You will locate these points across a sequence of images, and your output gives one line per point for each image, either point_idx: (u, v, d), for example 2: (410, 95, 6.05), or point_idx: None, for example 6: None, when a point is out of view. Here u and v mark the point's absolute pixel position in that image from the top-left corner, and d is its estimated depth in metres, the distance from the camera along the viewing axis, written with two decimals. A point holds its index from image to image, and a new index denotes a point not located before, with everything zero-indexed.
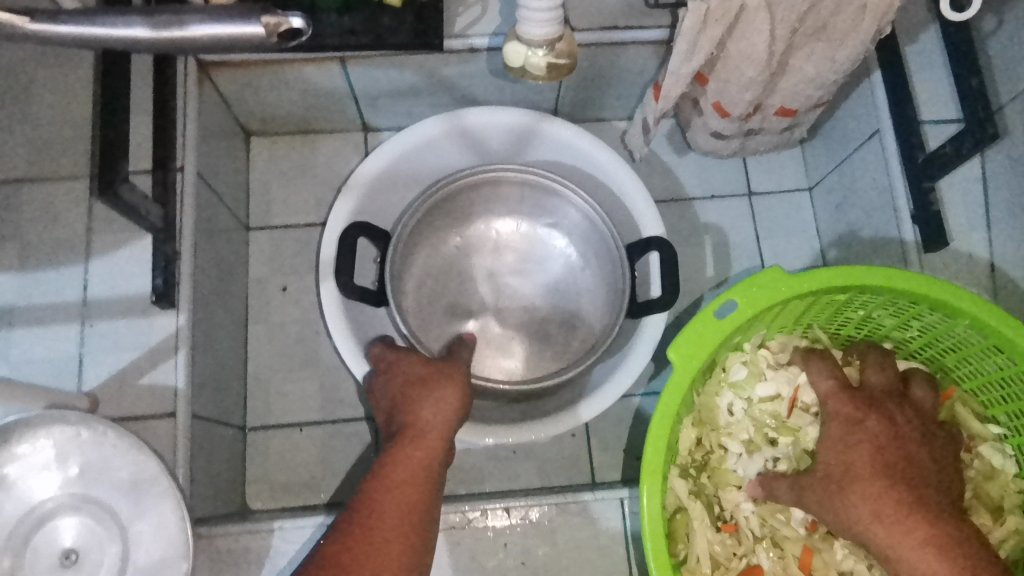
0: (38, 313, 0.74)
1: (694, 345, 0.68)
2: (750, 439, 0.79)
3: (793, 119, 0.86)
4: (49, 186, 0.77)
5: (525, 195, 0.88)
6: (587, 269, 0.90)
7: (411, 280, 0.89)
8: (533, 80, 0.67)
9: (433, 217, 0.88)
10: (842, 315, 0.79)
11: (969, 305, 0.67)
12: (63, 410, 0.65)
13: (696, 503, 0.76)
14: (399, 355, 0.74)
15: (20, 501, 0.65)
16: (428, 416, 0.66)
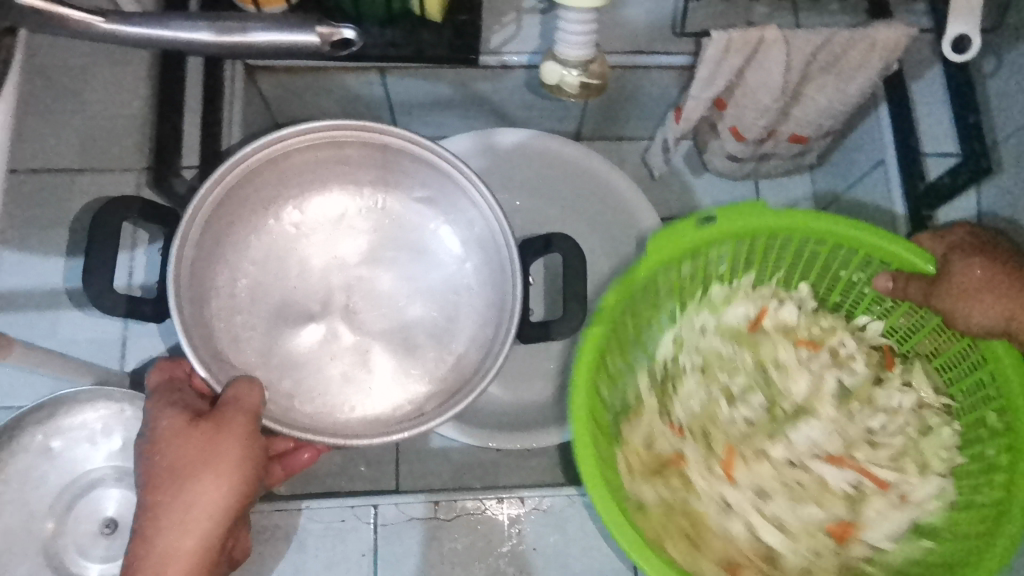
0: (88, 296, 0.79)
1: (670, 246, 0.68)
2: (706, 354, 0.79)
3: (804, 145, 0.91)
4: (100, 176, 0.81)
5: (376, 161, 0.69)
6: (472, 265, 0.71)
7: (222, 275, 0.67)
8: (567, 97, 0.72)
9: (254, 184, 0.66)
10: (830, 274, 0.78)
11: (907, 252, 0.68)
12: (109, 387, 0.69)
13: (651, 399, 0.76)
14: (168, 395, 0.61)
15: (65, 470, 0.69)
16: (199, 516, 0.54)
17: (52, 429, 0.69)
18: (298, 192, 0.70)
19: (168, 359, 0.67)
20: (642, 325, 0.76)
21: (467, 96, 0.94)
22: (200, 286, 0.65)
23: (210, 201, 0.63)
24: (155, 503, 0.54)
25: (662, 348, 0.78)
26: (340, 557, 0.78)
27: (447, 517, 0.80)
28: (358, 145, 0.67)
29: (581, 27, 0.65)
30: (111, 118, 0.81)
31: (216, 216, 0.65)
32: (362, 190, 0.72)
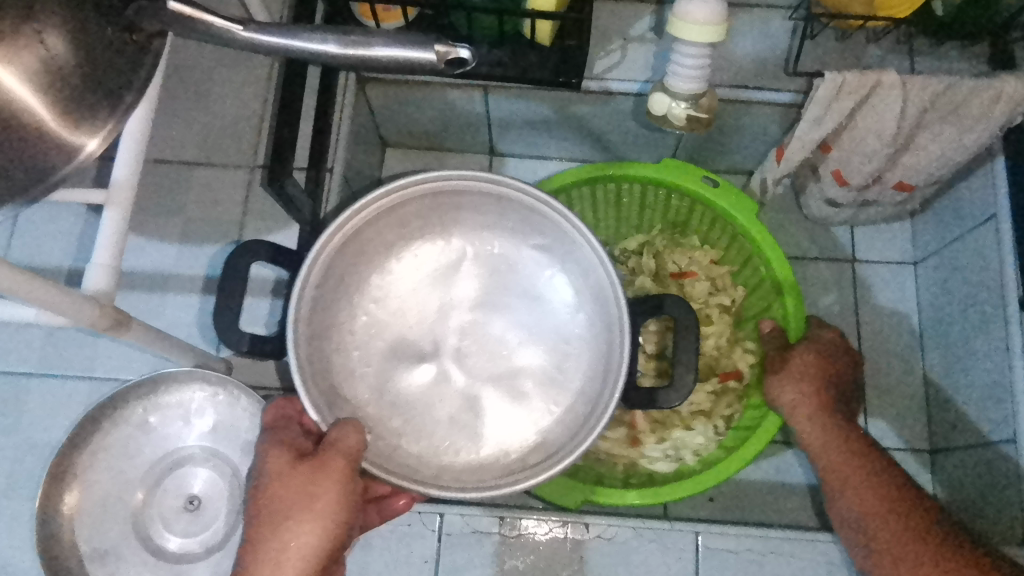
0: (192, 283, 0.83)
1: (632, 167, 0.86)
2: (642, 265, 0.96)
3: (909, 194, 0.88)
4: (214, 170, 0.85)
5: (486, 203, 0.64)
6: (583, 318, 0.63)
7: (342, 309, 0.63)
8: (672, 129, 0.72)
9: (387, 228, 0.63)
10: (761, 291, 0.92)
11: (790, 294, 0.84)
12: (207, 370, 0.72)
13: (640, 255, 0.97)
14: (274, 433, 0.62)
15: (159, 444, 0.73)
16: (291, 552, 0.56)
17: (150, 405, 0.73)
18: (415, 223, 0.65)
19: (284, 397, 0.67)
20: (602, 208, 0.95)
21: (564, 119, 0.96)
22: (322, 330, 0.61)
23: (349, 247, 0.62)
24: (256, 537, 0.57)
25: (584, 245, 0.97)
26: (403, 559, 0.80)
27: (509, 534, 0.81)
28: (471, 194, 0.63)
29: (693, 60, 0.65)
30: (230, 118, 0.86)
31: (344, 255, 0.62)
32: (471, 238, 0.66)
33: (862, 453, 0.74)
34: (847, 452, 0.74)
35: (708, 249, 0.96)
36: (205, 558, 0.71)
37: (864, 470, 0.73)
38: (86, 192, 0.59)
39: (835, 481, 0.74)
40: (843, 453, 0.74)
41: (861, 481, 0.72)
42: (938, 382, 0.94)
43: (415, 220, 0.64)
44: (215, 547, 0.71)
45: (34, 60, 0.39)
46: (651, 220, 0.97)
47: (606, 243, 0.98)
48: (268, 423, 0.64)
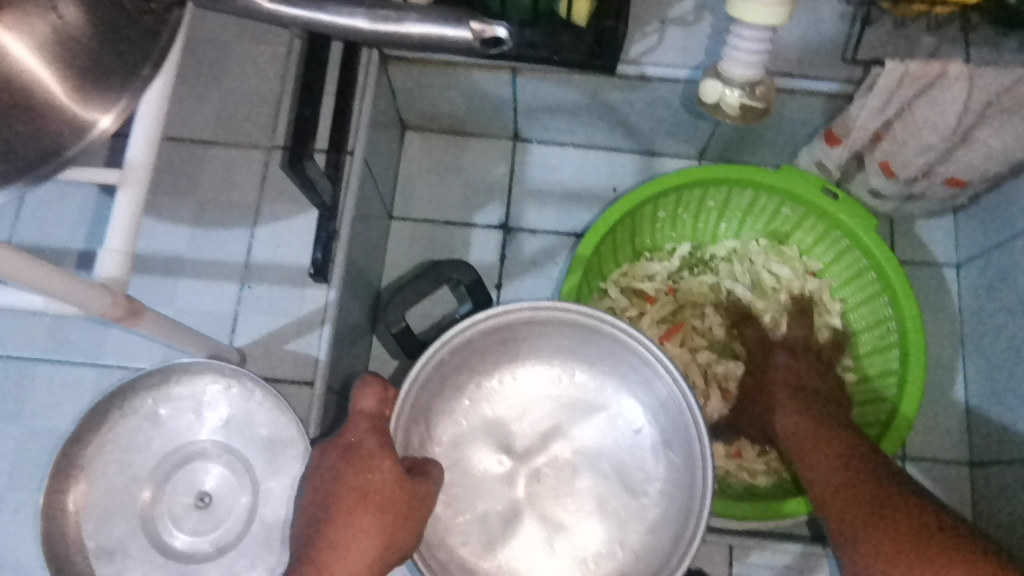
0: (202, 267, 0.79)
1: (719, 168, 0.85)
2: (733, 272, 0.96)
3: (960, 189, 0.83)
4: (229, 149, 0.82)
5: (621, 352, 0.73)
6: (660, 485, 0.73)
7: (468, 384, 0.75)
8: (724, 119, 0.67)
9: (540, 332, 0.74)
10: (869, 308, 0.90)
11: (906, 300, 0.82)
12: (219, 361, 0.68)
13: (725, 268, 0.96)
14: (366, 427, 0.60)
15: (170, 438, 0.69)
16: (351, 559, 0.56)
17: (161, 396, 0.69)
18: (565, 339, 0.75)
19: (372, 375, 0.62)
20: (695, 211, 0.94)
21: (594, 106, 0.92)
22: (449, 391, 0.74)
23: (500, 333, 0.72)
24: (325, 534, 0.56)
25: (675, 248, 0.96)
26: None
27: None
28: (610, 338, 0.72)
29: (755, 40, 0.60)
30: (248, 98, 0.82)
31: (492, 338, 0.72)
32: (596, 373, 0.76)
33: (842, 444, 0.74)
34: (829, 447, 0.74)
35: (808, 263, 0.95)
36: (216, 559, 0.67)
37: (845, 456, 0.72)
38: (101, 171, 0.55)
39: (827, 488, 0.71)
40: (804, 436, 0.77)
41: (818, 466, 0.72)
42: (981, 389, 0.90)
43: (558, 336, 0.74)
44: (226, 547, 0.67)
45: (44, 27, 0.37)
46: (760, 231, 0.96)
47: (694, 245, 0.97)
48: (358, 410, 0.61)
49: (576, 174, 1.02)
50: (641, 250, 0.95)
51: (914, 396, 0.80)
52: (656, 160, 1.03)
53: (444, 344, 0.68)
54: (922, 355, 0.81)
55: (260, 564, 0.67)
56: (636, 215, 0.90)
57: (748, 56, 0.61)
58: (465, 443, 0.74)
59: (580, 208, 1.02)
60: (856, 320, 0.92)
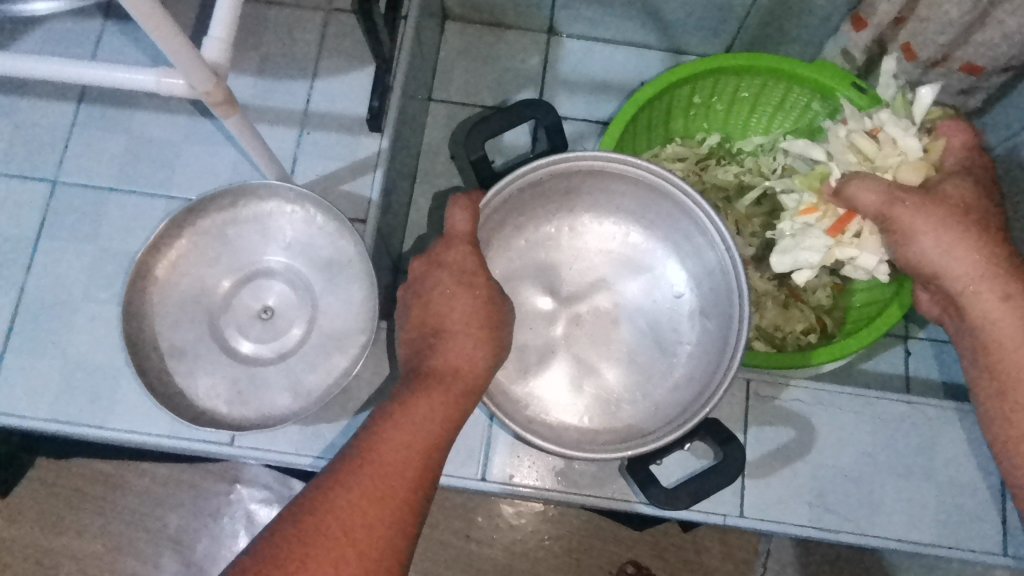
0: (265, 114, 0.85)
1: (763, 57, 0.90)
2: (758, 165, 1.01)
3: (974, 80, 0.89)
4: (290, 7, 0.87)
5: (679, 218, 0.72)
6: (690, 348, 0.75)
7: (528, 226, 0.77)
8: None
9: (606, 186, 0.74)
10: None
11: None
12: (284, 187, 0.73)
13: (754, 163, 1.01)
14: (461, 246, 0.61)
15: (236, 255, 0.75)
16: (457, 364, 0.58)
17: (229, 217, 0.75)
18: (630, 201, 0.75)
19: (466, 196, 0.63)
20: (729, 102, 0.99)
21: None
22: (512, 230, 0.76)
23: (569, 180, 0.73)
24: (437, 343, 0.59)
25: (705, 137, 1.02)
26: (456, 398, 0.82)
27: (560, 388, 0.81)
28: (669, 201, 0.71)
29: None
30: None
31: (560, 183, 0.73)
32: (649, 235, 0.77)
33: (1023, 288, 0.65)
34: (1010, 279, 0.66)
35: None
36: (277, 363, 0.73)
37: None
38: None
39: (996, 323, 0.66)
40: (982, 269, 0.66)
41: (1005, 317, 0.65)
42: None
43: (623, 194, 0.74)
44: (287, 353, 0.73)
45: None
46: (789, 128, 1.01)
47: (725, 137, 1.03)
48: (453, 230, 0.62)
49: (608, 69, 1.08)
50: (672, 136, 1.01)
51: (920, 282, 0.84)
52: (685, 58, 1.08)
53: (513, 179, 0.69)
54: None
55: (317, 369, 0.73)
56: (672, 97, 0.95)
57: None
58: (514, 281, 0.77)
59: (611, 100, 1.07)
60: None
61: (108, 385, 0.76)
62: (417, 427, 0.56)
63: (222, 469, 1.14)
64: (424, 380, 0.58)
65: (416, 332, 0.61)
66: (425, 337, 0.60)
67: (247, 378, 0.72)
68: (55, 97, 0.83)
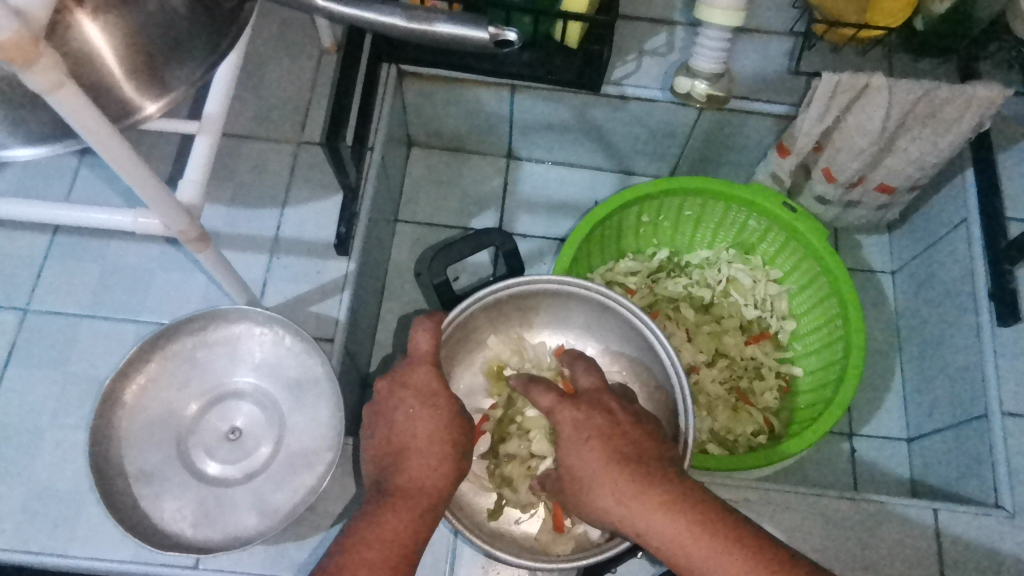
0: (236, 241, 0.90)
1: (700, 182, 0.99)
2: (705, 276, 1.09)
3: (890, 197, 0.99)
4: (264, 143, 0.94)
5: (630, 333, 0.76)
6: None
7: (490, 341, 0.80)
8: (694, 104, 0.93)
9: (560, 307, 0.78)
10: (820, 319, 1.02)
11: (853, 309, 0.95)
12: (255, 310, 0.77)
13: (699, 274, 1.09)
14: (424, 366, 0.64)
15: (206, 377, 0.77)
16: (421, 482, 0.59)
17: (199, 340, 0.77)
18: (584, 320, 0.80)
19: (428, 317, 0.67)
20: (674, 219, 1.08)
21: (581, 125, 1.07)
22: (474, 346, 0.79)
23: (527, 302, 0.77)
24: (400, 462, 0.60)
25: (654, 252, 1.10)
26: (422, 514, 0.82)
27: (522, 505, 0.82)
28: (621, 321, 0.76)
29: (720, 40, 0.84)
30: (283, 103, 0.95)
31: (517, 305, 0.77)
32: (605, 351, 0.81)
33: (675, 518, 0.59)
34: (694, 532, 0.58)
35: (770, 270, 1.08)
36: (244, 483, 0.73)
37: (677, 530, 0.58)
38: (184, 122, 0.66)
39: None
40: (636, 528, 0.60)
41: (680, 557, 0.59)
42: (917, 372, 1.03)
43: (579, 309, 0.78)
44: (253, 474, 0.74)
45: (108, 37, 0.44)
46: (728, 242, 1.09)
47: (672, 251, 1.11)
48: (417, 352, 0.65)
49: (562, 188, 1.16)
50: (624, 251, 1.09)
51: (855, 383, 0.91)
52: (632, 177, 1.18)
53: (471, 305, 0.72)
54: (863, 351, 0.93)
55: (284, 488, 0.73)
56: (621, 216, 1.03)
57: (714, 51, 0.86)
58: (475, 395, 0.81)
59: (566, 216, 1.15)
60: (809, 330, 1.04)
61: (71, 514, 0.75)
62: (378, 549, 0.56)
63: None
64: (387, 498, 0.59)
65: (380, 451, 0.62)
66: (391, 455, 0.61)
67: (214, 499, 0.72)
68: (32, 229, 0.86)
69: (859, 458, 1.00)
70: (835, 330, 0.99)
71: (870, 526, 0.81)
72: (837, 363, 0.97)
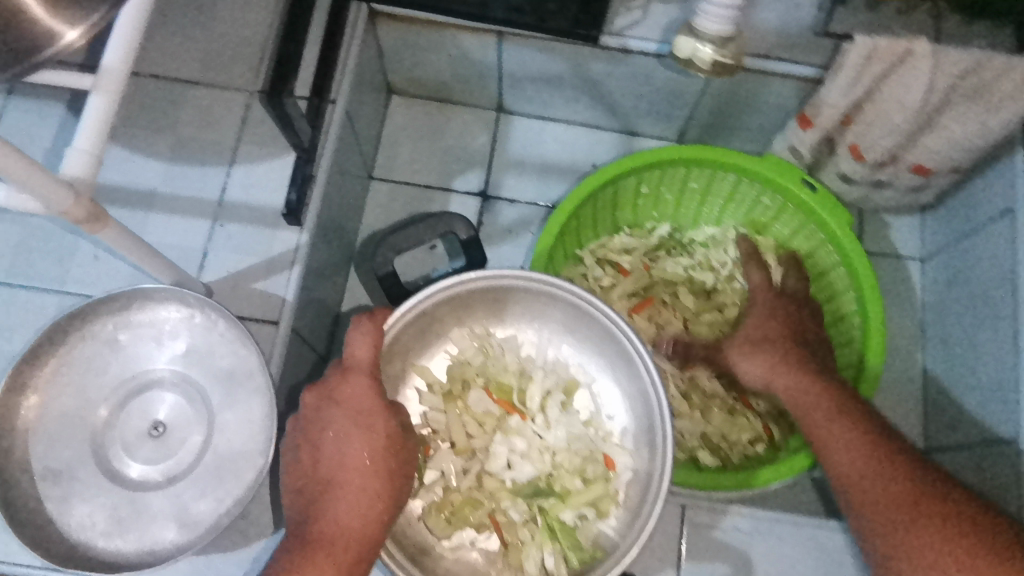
0: (175, 204, 0.79)
1: (710, 152, 0.87)
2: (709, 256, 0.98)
3: (925, 179, 0.86)
4: (210, 91, 0.82)
5: (609, 338, 0.66)
6: (629, 477, 0.67)
7: (451, 332, 0.70)
8: (695, 74, 0.66)
9: (531, 301, 0.68)
10: (832, 315, 0.91)
11: (872, 306, 0.84)
12: (184, 290, 0.67)
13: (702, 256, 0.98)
14: (358, 378, 0.54)
15: (127, 364, 0.68)
16: (349, 522, 0.51)
17: (121, 322, 0.68)
18: (558, 317, 0.69)
19: (367, 318, 0.56)
20: (678, 192, 0.96)
21: (579, 79, 0.93)
22: (433, 338, 0.69)
23: (494, 294, 0.67)
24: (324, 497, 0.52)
25: (654, 227, 0.98)
26: None
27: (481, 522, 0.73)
28: (599, 323, 0.66)
29: None
30: (232, 42, 0.83)
31: (481, 297, 0.67)
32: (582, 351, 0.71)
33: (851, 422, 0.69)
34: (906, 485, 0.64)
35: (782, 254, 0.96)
36: (164, 487, 0.65)
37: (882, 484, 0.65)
38: (77, 75, 0.53)
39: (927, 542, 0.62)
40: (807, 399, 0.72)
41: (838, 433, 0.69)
42: (939, 376, 0.92)
43: (554, 307, 0.68)
44: (176, 477, 0.66)
45: None
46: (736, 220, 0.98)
47: (674, 227, 0.99)
48: (352, 359, 0.55)
49: (557, 150, 1.04)
50: (620, 225, 0.97)
51: (868, 391, 0.81)
52: (636, 140, 1.05)
53: (424, 299, 0.62)
54: (880, 353, 0.83)
55: (209, 496, 0.65)
56: (616, 188, 0.91)
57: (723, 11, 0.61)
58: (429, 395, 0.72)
59: (560, 182, 1.03)
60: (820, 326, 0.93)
61: None
62: None
63: None
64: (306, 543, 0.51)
65: (305, 477, 0.54)
66: (315, 490, 0.53)
67: (129, 505, 0.64)
68: None
69: None
70: (850, 329, 0.88)
71: None
72: (851, 363, 0.87)
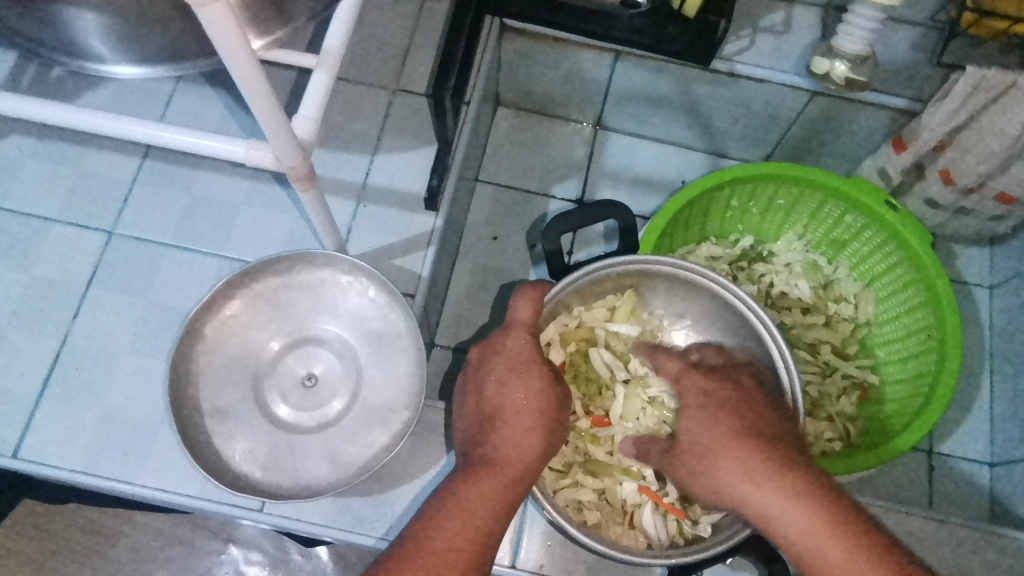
0: (322, 186, 0.87)
1: (801, 170, 0.94)
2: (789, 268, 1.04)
3: (1008, 208, 0.93)
4: (357, 86, 0.90)
5: (738, 325, 0.74)
6: None
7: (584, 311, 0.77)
8: (830, 86, 0.89)
9: (666, 287, 0.76)
10: (907, 330, 0.97)
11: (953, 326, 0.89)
12: (342, 258, 0.75)
13: (782, 267, 1.04)
14: (520, 334, 0.63)
15: (288, 321, 0.76)
16: (513, 452, 0.59)
17: (284, 282, 0.76)
18: (688, 303, 0.77)
19: (530, 286, 0.65)
20: (764, 206, 1.03)
21: (680, 99, 1.02)
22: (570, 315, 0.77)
23: (633, 278, 0.74)
24: (489, 428, 0.60)
25: (738, 238, 1.05)
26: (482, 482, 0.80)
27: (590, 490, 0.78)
28: (730, 309, 0.73)
29: (871, 22, 0.82)
30: (380, 45, 0.92)
31: (622, 280, 0.74)
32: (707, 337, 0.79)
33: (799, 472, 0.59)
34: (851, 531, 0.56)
35: (860, 271, 1.03)
36: (318, 433, 0.73)
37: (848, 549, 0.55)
38: (302, 55, 0.62)
39: None
40: (767, 465, 0.58)
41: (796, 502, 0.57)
42: (1009, 393, 0.98)
43: (685, 293, 0.75)
44: (328, 424, 0.73)
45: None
46: (816, 237, 1.04)
47: (756, 239, 1.06)
48: (515, 319, 0.64)
49: (649, 164, 1.11)
50: (707, 234, 1.04)
51: (947, 398, 0.86)
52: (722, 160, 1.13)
53: (575, 278, 0.69)
54: (958, 363, 0.87)
55: (357, 441, 0.72)
56: (711, 198, 0.99)
57: (860, 33, 0.82)
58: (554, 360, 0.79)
59: (650, 194, 1.11)
60: (896, 341, 0.99)
61: (145, 441, 0.76)
62: (466, 516, 0.56)
63: (218, 525, 1.01)
64: (478, 462, 0.58)
65: (470, 419, 0.62)
66: (480, 426, 0.61)
67: (286, 444, 0.72)
68: (123, 151, 0.86)
69: (935, 475, 0.96)
70: (929, 344, 0.93)
71: (953, 549, 0.78)
72: (927, 376, 0.92)
